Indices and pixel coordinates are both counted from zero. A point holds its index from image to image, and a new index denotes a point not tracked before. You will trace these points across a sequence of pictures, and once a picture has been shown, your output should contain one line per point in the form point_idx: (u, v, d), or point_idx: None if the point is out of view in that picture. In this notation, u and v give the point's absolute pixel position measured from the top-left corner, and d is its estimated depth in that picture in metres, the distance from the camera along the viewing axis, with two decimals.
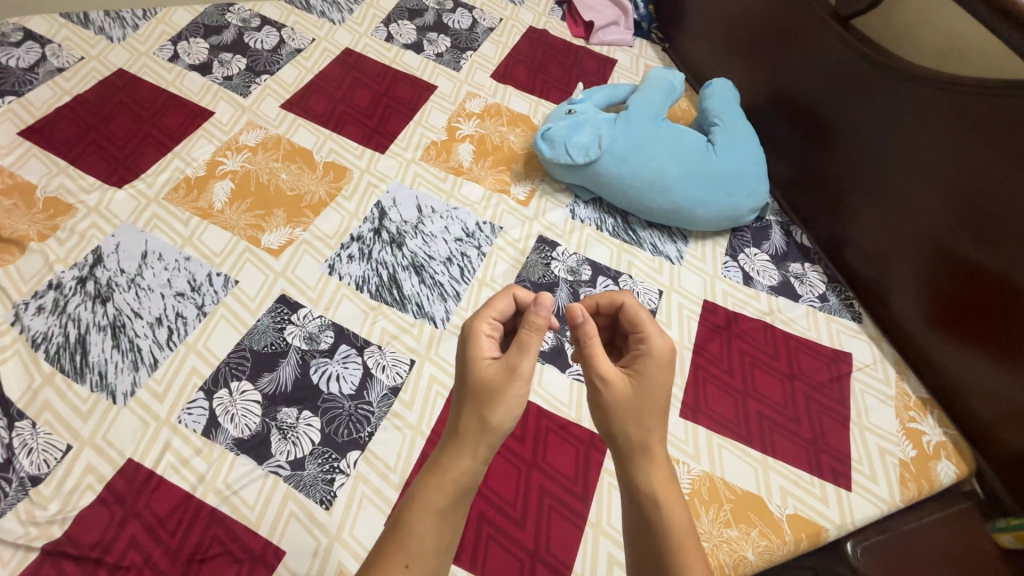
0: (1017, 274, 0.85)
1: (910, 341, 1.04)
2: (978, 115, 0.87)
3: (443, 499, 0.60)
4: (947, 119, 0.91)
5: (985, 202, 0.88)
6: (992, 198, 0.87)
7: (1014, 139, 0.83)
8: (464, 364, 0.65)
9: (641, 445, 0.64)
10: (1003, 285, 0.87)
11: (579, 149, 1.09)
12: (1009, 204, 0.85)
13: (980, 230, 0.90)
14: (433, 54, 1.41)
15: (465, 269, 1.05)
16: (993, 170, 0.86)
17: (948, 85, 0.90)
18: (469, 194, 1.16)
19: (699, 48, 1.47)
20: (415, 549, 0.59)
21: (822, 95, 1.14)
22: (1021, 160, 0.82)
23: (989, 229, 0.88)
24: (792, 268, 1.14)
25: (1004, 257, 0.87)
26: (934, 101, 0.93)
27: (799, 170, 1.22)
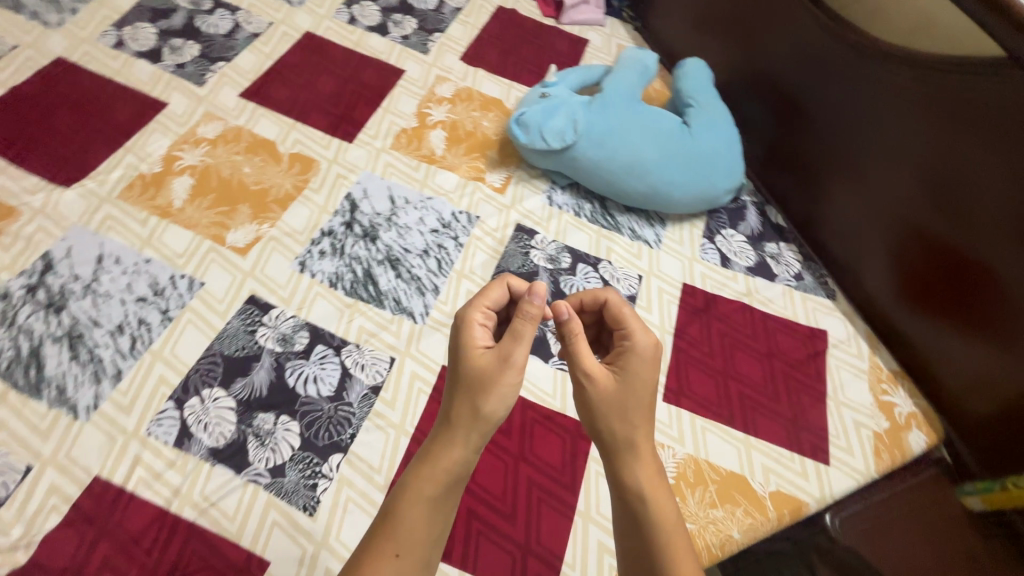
0: (983, 246, 0.87)
1: (880, 316, 1.07)
2: (948, 95, 0.87)
3: (433, 488, 0.63)
4: (918, 98, 0.92)
5: (953, 180, 0.90)
6: (960, 176, 0.89)
7: (980, 115, 0.84)
8: (458, 352, 0.66)
9: (627, 440, 0.66)
10: (969, 257, 0.89)
11: (554, 134, 1.06)
12: (976, 181, 0.86)
13: (948, 208, 0.91)
14: (400, 37, 1.35)
15: (442, 262, 1.03)
16: (962, 148, 0.87)
17: (918, 64, 0.90)
18: (443, 183, 1.12)
19: (670, 26, 1.45)
20: (406, 540, 0.61)
21: (793, 74, 1.14)
22: (986, 135, 0.84)
23: (956, 207, 0.90)
24: (769, 248, 1.14)
25: (970, 231, 0.89)
26: (905, 79, 0.93)
27: (773, 150, 1.22)
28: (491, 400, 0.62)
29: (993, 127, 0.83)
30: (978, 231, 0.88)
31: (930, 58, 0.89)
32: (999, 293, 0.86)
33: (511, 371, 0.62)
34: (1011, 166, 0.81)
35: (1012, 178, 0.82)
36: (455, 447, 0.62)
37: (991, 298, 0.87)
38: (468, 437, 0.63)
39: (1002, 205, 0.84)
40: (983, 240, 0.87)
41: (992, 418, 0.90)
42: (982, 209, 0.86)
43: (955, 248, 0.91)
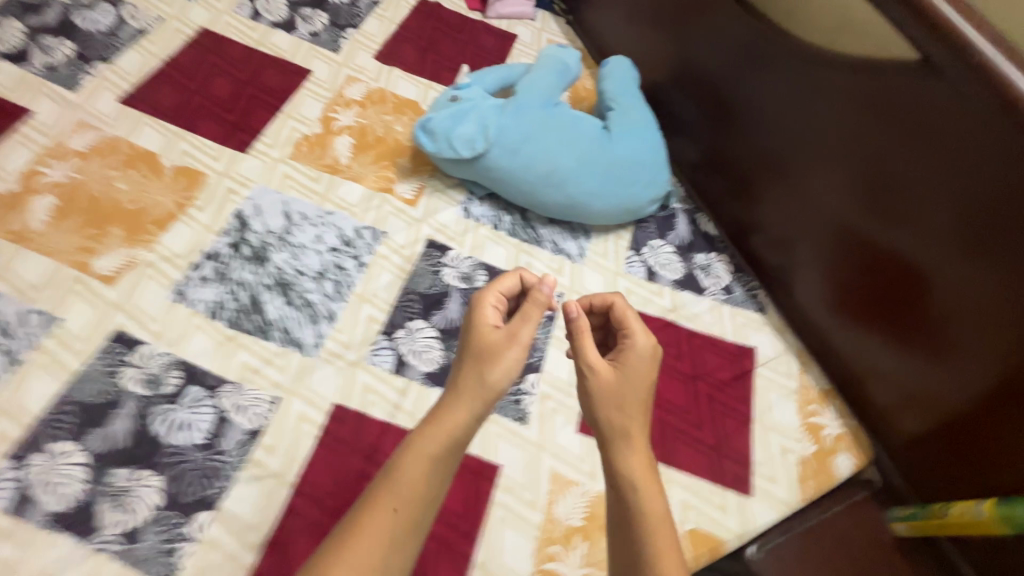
0: (914, 257, 0.82)
1: (812, 330, 1.02)
2: (874, 96, 0.81)
3: (434, 445, 0.58)
4: (844, 100, 0.86)
5: (884, 186, 0.84)
6: (890, 182, 0.83)
7: (908, 118, 0.78)
8: (467, 330, 0.64)
9: (621, 431, 0.62)
10: (902, 268, 0.84)
11: (463, 142, 0.97)
12: (907, 188, 0.81)
13: (880, 216, 0.86)
14: (308, 35, 1.24)
15: (340, 284, 0.94)
16: (891, 154, 0.82)
17: (843, 64, 0.85)
18: (346, 196, 1.03)
19: (602, 19, 1.36)
20: (403, 496, 0.57)
21: (722, 70, 1.08)
22: (915, 140, 0.78)
23: (889, 215, 0.84)
24: (698, 259, 1.09)
25: (902, 240, 0.83)
26: (832, 81, 0.87)
27: (706, 153, 1.16)
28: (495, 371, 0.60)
29: (919, 131, 0.77)
30: (911, 240, 0.82)
31: (853, 59, 0.83)
32: (932, 307, 0.81)
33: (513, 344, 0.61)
34: (941, 172, 0.76)
35: (941, 185, 0.76)
36: (459, 408, 0.59)
37: (923, 310, 0.82)
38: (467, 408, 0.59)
39: (934, 213, 0.78)
40: (916, 251, 0.82)
41: (924, 436, 0.86)
42: (914, 217, 0.81)
43: (889, 259, 0.86)
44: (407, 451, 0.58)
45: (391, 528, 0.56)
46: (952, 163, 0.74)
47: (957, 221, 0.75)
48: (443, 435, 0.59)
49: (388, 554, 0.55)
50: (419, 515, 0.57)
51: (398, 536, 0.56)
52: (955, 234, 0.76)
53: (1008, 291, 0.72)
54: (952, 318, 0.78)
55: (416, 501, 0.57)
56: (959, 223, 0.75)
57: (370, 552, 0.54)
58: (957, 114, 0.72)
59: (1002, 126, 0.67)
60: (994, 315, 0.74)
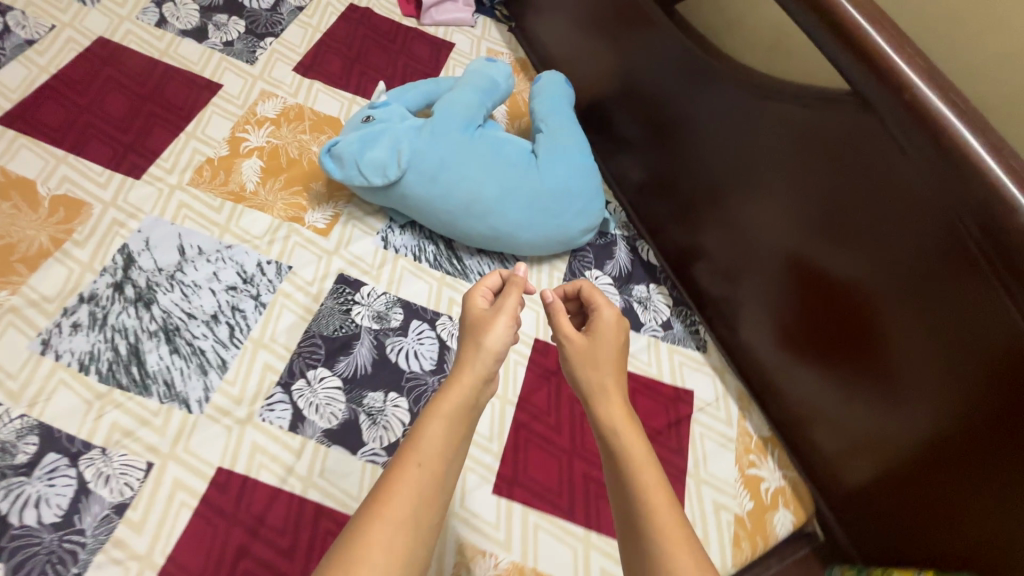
0: (858, 297, 0.75)
1: (758, 372, 0.95)
2: (813, 129, 0.74)
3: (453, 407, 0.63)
4: (783, 131, 0.78)
5: (828, 225, 0.77)
6: (834, 222, 0.76)
7: (850, 149, 0.70)
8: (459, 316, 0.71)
9: (599, 387, 0.66)
10: (847, 309, 0.77)
11: (374, 168, 0.88)
12: (850, 230, 0.74)
13: (824, 258, 0.79)
14: (221, 44, 1.13)
15: (235, 328, 0.85)
16: (833, 191, 0.74)
17: (781, 93, 0.77)
18: (249, 226, 0.94)
19: (545, 25, 1.26)
20: (431, 451, 0.59)
21: (658, 84, 0.99)
22: (857, 173, 0.70)
23: (834, 257, 0.77)
24: (636, 291, 1.02)
25: (846, 279, 0.76)
26: (769, 110, 0.79)
27: (648, 175, 1.07)
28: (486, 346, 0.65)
29: (862, 169, 0.70)
30: (856, 287, 0.75)
31: (791, 90, 0.75)
32: (878, 360, 0.74)
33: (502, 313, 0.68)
34: (884, 208, 0.68)
35: (885, 230, 0.69)
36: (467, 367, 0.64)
37: (869, 362, 0.76)
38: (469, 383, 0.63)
39: (879, 259, 0.71)
40: (862, 299, 0.75)
41: (869, 487, 0.80)
42: (859, 262, 0.74)
43: (835, 304, 0.79)
44: (431, 414, 0.61)
45: (420, 482, 0.58)
46: (895, 208, 0.67)
47: (901, 269, 0.68)
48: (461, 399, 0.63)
49: (420, 508, 0.56)
50: (444, 473, 0.59)
51: (426, 492, 0.57)
52: (897, 277, 0.69)
53: (953, 352, 0.65)
54: (897, 374, 0.72)
55: (441, 458, 0.60)
56: (902, 271, 0.68)
57: (403, 505, 0.56)
58: (899, 154, 0.64)
59: (933, 177, 0.59)
60: (940, 376, 0.67)
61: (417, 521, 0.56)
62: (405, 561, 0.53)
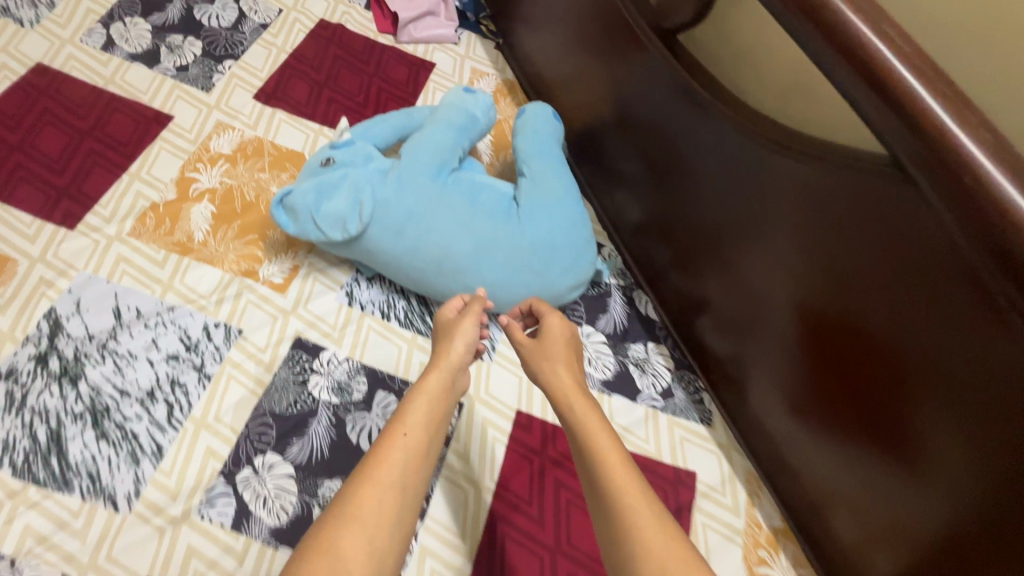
0: (882, 371, 0.65)
1: (765, 447, 0.85)
2: (831, 198, 0.63)
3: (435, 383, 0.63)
4: (797, 192, 0.67)
5: (844, 307, 0.67)
6: (851, 305, 0.66)
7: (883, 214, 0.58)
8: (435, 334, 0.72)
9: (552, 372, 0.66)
10: (870, 384, 0.67)
11: (332, 222, 0.77)
12: (871, 317, 0.64)
13: (841, 341, 0.69)
14: (174, 68, 1.02)
15: (174, 407, 0.75)
16: (851, 270, 0.64)
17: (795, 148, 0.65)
18: (196, 283, 0.83)
19: (533, 41, 1.14)
20: (415, 420, 0.59)
21: (653, 117, 0.87)
22: (889, 242, 0.59)
23: (851, 343, 0.67)
24: (633, 351, 0.92)
25: (869, 351, 0.65)
26: (783, 166, 0.68)
27: (644, 215, 0.96)
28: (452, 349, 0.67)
29: (885, 252, 0.60)
30: (877, 379, 0.66)
31: (806, 146, 0.64)
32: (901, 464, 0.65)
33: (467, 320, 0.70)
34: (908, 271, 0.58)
35: (913, 323, 0.59)
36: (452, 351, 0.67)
37: (891, 464, 0.66)
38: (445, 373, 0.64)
39: (904, 353, 0.62)
40: (884, 393, 0.65)
41: None
42: (881, 354, 0.64)
43: (852, 392, 0.69)
44: (413, 392, 0.61)
45: (408, 446, 0.57)
46: (926, 301, 0.57)
47: (932, 371, 0.59)
48: (442, 377, 0.64)
49: (408, 471, 0.55)
50: (428, 443, 0.58)
51: (415, 459, 0.56)
52: (924, 348, 0.59)
53: (994, 455, 0.55)
54: (924, 483, 0.63)
55: (426, 427, 0.59)
56: (934, 374, 0.59)
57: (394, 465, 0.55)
58: (936, 243, 0.55)
59: (983, 278, 0.50)
60: (978, 477, 0.57)
61: (405, 484, 0.54)
62: (394, 519, 0.51)
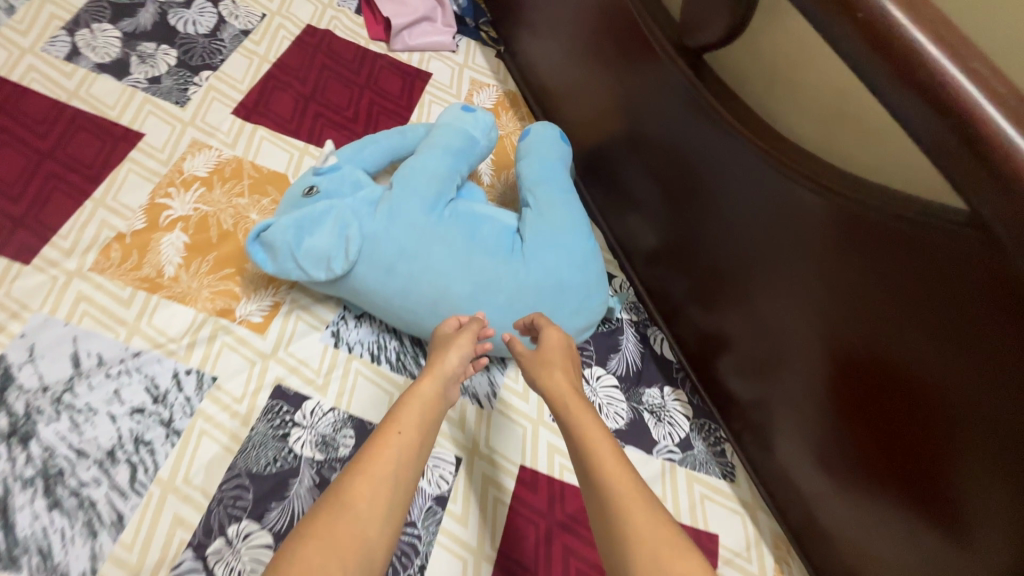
0: (938, 433, 0.57)
1: (793, 504, 0.78)
2: (881, 251, 0.56)
3: (431, 387, 0.60)
4: (840, 240, 0.60)
5: (891, 369, 0.60)
6: (900, 369, 0.59)
7: (953, 270, 0.50)
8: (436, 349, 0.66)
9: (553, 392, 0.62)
10: (922, 445, 0.59)
11: (315, 261, 0.69)
12: (924, 384, 0.57)
13: (886, 403, 0.62)
14: (146, 80, 0.93)
15: (138, 469, 0.67)
16: (902, 330, 0.57)
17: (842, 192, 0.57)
18: (165, 325, 0.75)
19: (536, 49, 1.06)
20: (409, 420, 0.56)
21: (670, 138, 0.79)
22: (960, 300, 0.51)
23: (899, 408, 0.61)
24: (647, 397, 0.85)
25: (925, 411, 0.58)
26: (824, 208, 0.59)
27: (659, 243, 0.88)
28: (447, 357, 0.64)
29: (944, 316, 0.53)
30: (929, 448, 0.59)
31: (856, 192, 0.55)
32: (955, 540, 0.59)
33: (463, 334, 0.66)
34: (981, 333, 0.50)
35: (976, 397, 0.53)
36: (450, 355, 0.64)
37: (942, 539, 0.60)
38: (440, 377, 0.62)
39: (964, 427, 0.55)
40: (936, 465, 0.59)
41: None
42: (935, 423, 0.57)
43: (898, 459, 0.62)
44: (407, 394, 0.59)
45: (402, 445, 0.54)
46: (996, 376, 0.51)
47: (999, 451, 0.52)
48: (438, 382, 0.61)
49: (402, 470, 0.52)
50: (422, 444, 0.56)
51: (410, 460, 0.54)
52: (993, 417, 0.52)
53: None
54: (979, 552, 0.57)
55: (421, 429, 0.57)
56: (998, 454, 0.52)
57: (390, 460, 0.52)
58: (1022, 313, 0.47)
59: None
60: None
61: (399, 482, 0.52)
62: (382, 545, 0.47)
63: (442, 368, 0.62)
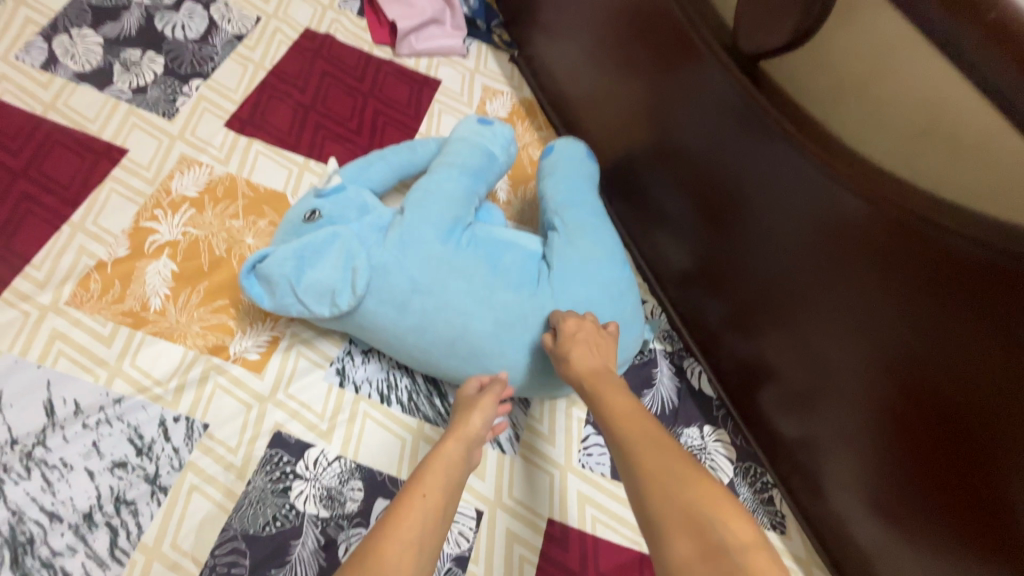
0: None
1: (848, 553, 0.71)
2: (968, 283, 0.50)
3: (456, 448, 0.53)
4: (913, 267, 0.53)
5: (970, 410, 0.54)
6: (982, 409, 0.53)
7: None
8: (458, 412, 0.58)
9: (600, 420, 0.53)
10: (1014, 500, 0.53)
11: (319, 294, 0.61)
12: (1012, 428, 0.51)
13: (959, 446, 0.55)
14: (130, 90, 0.85)
15: (118, 534, 0.59)
16: (989, 371, 0.51)
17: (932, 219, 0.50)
18: (151, 366, 0.67)
19: (553, 53, 0.98)
20: (434, 481, 0.48)
21: (709, 150, 0.71)
22: None
23: (976, 451, 0.54)
24: (686, 437, 0.79)
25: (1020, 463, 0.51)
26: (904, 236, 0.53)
27: (694, 265, 0.80)
28: (472, 417, 0.56)
29: None
30: (1012, 496, 0.53)
31: (952, 220, 0.49)
32: None
33: (486, 394, 0.59)
34: None
35: None
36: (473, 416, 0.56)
37: None
38: (465, 437, 0.54)
39: None
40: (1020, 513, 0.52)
41: None
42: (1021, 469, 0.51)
43: (971, 507, 0.56)
44: (431, 456, 0.51)
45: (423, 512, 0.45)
46: None
47: None
48: (463, 444, 0.54)
49: (426, 535, 0.43)
50: (448, 506, 0.48)
51: (441, 515, 0.46)
52: None
53: None
54: None
55: (446, 492, 0.48)
56: None
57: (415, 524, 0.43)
58: None
59: None
60: None
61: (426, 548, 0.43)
62: None
63: (466, 430, 0.55)
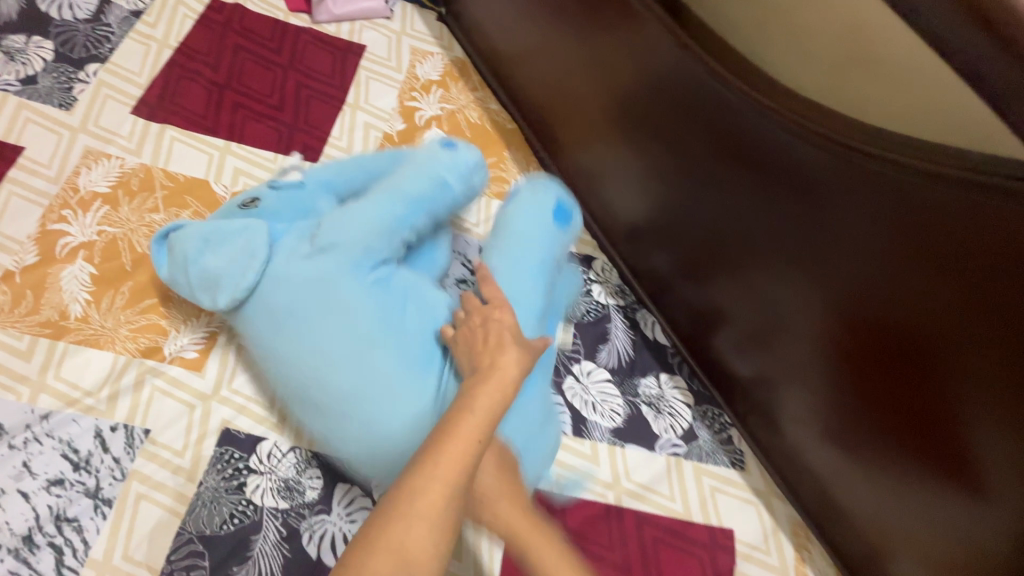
0: (949, 391, 0.54)
1: (805, 481, 0.74)
2: (929, 221, 0.49)
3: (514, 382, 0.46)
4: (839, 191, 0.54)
5: (898, 327, 0.55)
6: (907, 329, 0.55)
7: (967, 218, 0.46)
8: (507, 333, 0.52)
9: None
10: (933, 404, 0.56)
11: (206, 284, 0.58)
12: (923, 337, 0.54)
13: (887, 363, 0.58)
14: (18, 81, 0.77)
15: (64, 552, 0.56)
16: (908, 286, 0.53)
17: (903, 161, 0.48)
18: (78, 376, 0.64)
19: (482, 6, 0.93)
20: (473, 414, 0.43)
21: (645, 99, 0.69)
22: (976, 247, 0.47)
23: (905, 369, 0.57)
24: (644, 387, 0.80)
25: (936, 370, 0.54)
26: (867, 179, 0.50)
27: (641, 218, 0.79)
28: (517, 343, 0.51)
29: (971, 272, 0.48)
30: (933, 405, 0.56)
31: (864, 139, 0.49)
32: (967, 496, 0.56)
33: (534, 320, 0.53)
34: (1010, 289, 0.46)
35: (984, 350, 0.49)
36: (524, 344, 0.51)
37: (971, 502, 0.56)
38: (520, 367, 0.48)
39: (973, 379, 0.51)
40: (966, 441, 0.54)
41: None
42: (940, 377, 0.54)
43: (902, 421, 0.59)
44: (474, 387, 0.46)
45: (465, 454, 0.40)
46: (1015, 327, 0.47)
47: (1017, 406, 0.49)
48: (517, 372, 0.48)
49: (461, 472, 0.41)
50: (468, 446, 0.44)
51: None
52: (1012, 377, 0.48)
53: None
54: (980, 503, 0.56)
55: None
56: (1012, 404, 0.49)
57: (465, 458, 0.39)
58: None
59: None
60: None
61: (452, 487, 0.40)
62: None
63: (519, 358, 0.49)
